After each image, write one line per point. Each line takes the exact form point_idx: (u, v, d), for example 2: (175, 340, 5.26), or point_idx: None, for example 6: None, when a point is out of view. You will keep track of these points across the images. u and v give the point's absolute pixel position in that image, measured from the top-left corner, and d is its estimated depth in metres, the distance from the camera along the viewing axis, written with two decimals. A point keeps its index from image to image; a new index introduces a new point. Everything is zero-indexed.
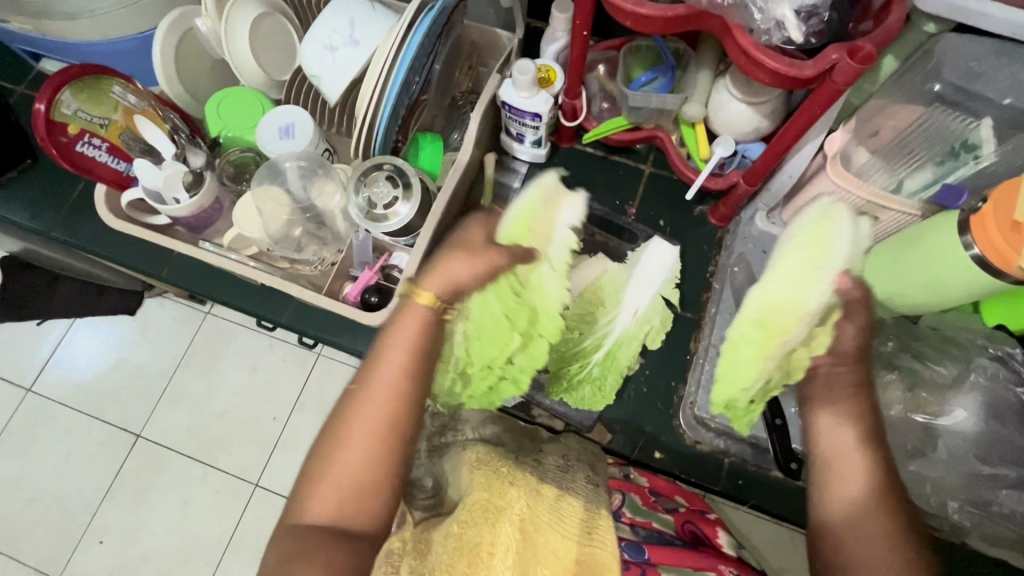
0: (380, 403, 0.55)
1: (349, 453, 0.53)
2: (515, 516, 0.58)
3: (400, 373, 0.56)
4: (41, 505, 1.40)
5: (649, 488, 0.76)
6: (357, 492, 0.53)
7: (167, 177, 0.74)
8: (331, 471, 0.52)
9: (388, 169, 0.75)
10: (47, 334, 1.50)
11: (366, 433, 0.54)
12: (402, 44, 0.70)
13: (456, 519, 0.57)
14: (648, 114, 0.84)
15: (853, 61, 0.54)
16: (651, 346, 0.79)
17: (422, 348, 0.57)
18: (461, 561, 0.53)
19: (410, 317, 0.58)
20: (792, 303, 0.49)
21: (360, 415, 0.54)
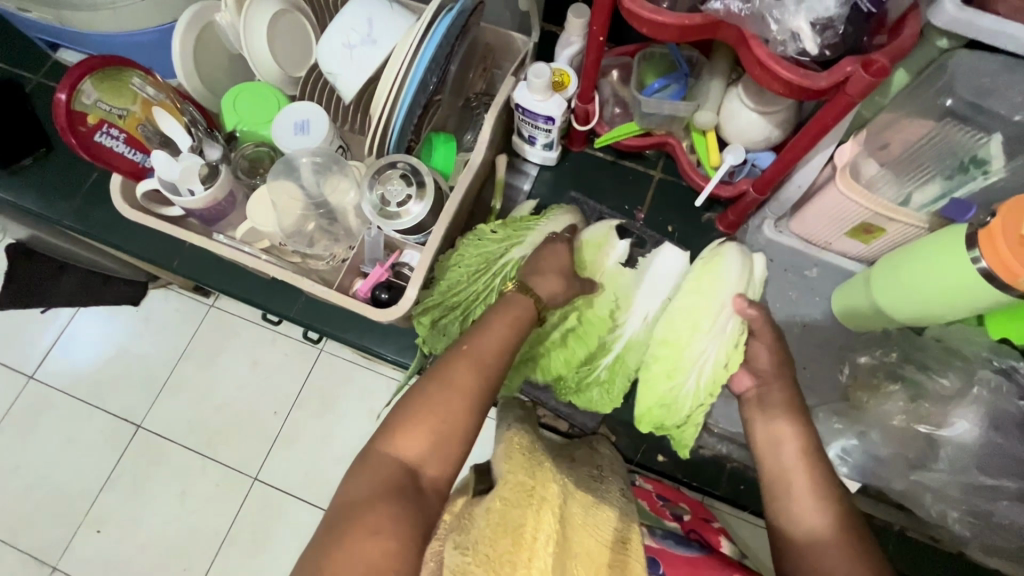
0: (475, 374, 0.62)
1: (440, 407, 0.59)
2: (556, 507, 0.58)
3: (495, 353, 0.63)
4: (40, 492, 1.40)
5: (656, 493, 0.79)
6: (439, 446, 0.58)
7: (182, 170, 0.75)
8: (422, 418, 0.59)
9: (402, 168, 0.75)
10: (52, 321, 1.50)
11: (459, 395, 0.60)
12: (420, 45, 0.71)
13: (499, 494, 0.57)
14: (659, 120, 0.84)
15: (867, 74, 0.55)
16: None
17: (515, 337, 0.65)
18: (506, 538, 0.53)
19: (512, 309, 0.66)
20: (686, 324, 0.70)
21: (455, 376, 0.61)
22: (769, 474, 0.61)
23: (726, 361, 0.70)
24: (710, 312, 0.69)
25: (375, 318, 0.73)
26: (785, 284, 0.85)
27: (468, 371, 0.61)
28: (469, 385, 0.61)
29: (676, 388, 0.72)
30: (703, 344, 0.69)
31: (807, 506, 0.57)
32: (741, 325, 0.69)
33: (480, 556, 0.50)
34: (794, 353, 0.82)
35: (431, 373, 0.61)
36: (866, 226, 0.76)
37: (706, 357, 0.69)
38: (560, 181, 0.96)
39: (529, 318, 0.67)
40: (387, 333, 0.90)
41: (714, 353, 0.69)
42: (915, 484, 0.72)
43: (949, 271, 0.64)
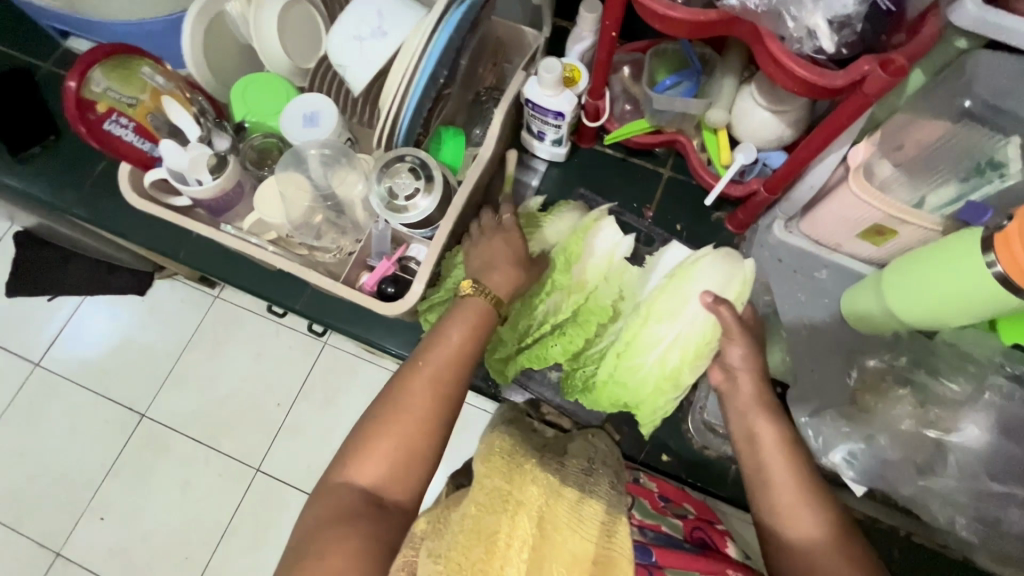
0: (429, 390, 0.62)
1: (395, 432, 0.60)
2: (533, 511, 0.58)
3: (447, 364, 0.64)
4: (44, 479, 1.41)
5: (659, 492, 0.76)
6: (396, 470, 0.59)
7: (192, 159, 0.74)
8: (377, 444, 0.59)
9: (411, 161, 0.75)
10: (58, 310, 1.51)
11: (414, 418, 0.61)
12: (431, 38, 0.70)
13: (474, 500, 0.57)
14: (670, 118, 0.84)
15: (884, 73, 0.54)
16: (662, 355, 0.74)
17: (470, 349, 0.66)
18: (478, 545, 0.53)
19: (460, 317, 0.67)
20: (659, 312, 0.74)
21: (410, 399, 0.61)
22: (753, 472, 0.59)
23: (689, 349, 0.73)
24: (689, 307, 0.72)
25: (381, 311, 0.73)
26: (793, 285, 0.85)
27: (424, 391, 0.62)
28: (423, 402, 0.61)
29: (647, 371, 0.75)
30: (662, 331, 0.73)
31: (794, 505, 0.55)
32: (712, 321, 0.72)
33: (451, 564, 0.51)
34: (802, 355, 0.81)
35: (386, 397, 0.62)
36: (879, 228, 0.75)
37: (667, 342, 0.73)
38: (568, 178, 0.95)
39: (488, 320, 0.68)
40: (392, 327, 0.89)
41: (680, 336, 0.73)
42: (924, 489, 0.71)
43: (962, 274, 0.63)
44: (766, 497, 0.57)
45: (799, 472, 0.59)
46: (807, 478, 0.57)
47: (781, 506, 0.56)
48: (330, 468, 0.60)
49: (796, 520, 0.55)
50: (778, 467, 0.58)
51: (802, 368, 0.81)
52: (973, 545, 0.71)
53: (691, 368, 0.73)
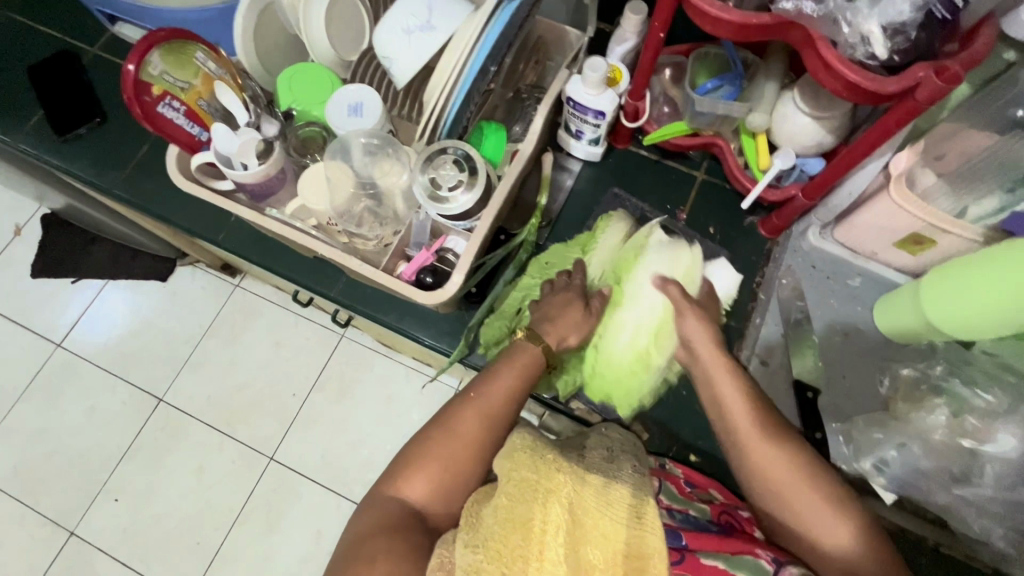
0: (480, 422, 0.65)
1: (442, 454, 0.63)
2: (564, 498, 0.57)
3: (499, 401, 0.66)
4: (61, 458, 1.43)
5: (685, 479, 0.75)
6: (440, 491, 0.62)
7: (242, 143, 0.77)
8: (424, 463, 0.63)
9: (454, 154, 0.76)
10: (83, 293, 1.53)
11: (464, 446, 0.64)
12: (480, 36, 0.71)
13: (503, 491, 0.57)
14: (710, 121, 0.84)
15: (939, 80, 0.54)
16: (642, 342, 0.76)
17: (523, 389, 0.68)
18: (515, 534, 0.54)
19: (514, 358, 0.70)
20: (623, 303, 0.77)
21: (460, 424, 0.65)
22: (776, 491, 0.59)
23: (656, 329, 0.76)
24: (644, 290, 0.76)
25: (421, 300, 0.74)
26: (827, 292, 0.85)
27: (472, 420, 0.65)
28: (473, 432, 0.64)
29: (618, 356, 0.77)
30: (624, 316, 0.77)
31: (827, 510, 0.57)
32: (667, 304, 0.75)
33: (491, 553, 0.53)
34: (833, 362, 0.82)
35: (436, 419, 0.66)
36: (918, 237, 0.75)
37: (631, 325, 0.77)
38: (602, 177, 0.96)
39: (537, 364, 0.70)
40: (424, 317, 0.90)
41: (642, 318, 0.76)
42: (957, 498, 0.71)
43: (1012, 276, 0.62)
44: (784, 508, 0.58)
45: (838, 481, 0.58)
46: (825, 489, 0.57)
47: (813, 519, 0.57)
48: (379, 479, 0.65)
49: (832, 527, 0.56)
50: (780, 473, 0.58)
51: (834, 374, 0.81)
52: (1006, 558, 0.70)
53: (658, 351, 0.76)
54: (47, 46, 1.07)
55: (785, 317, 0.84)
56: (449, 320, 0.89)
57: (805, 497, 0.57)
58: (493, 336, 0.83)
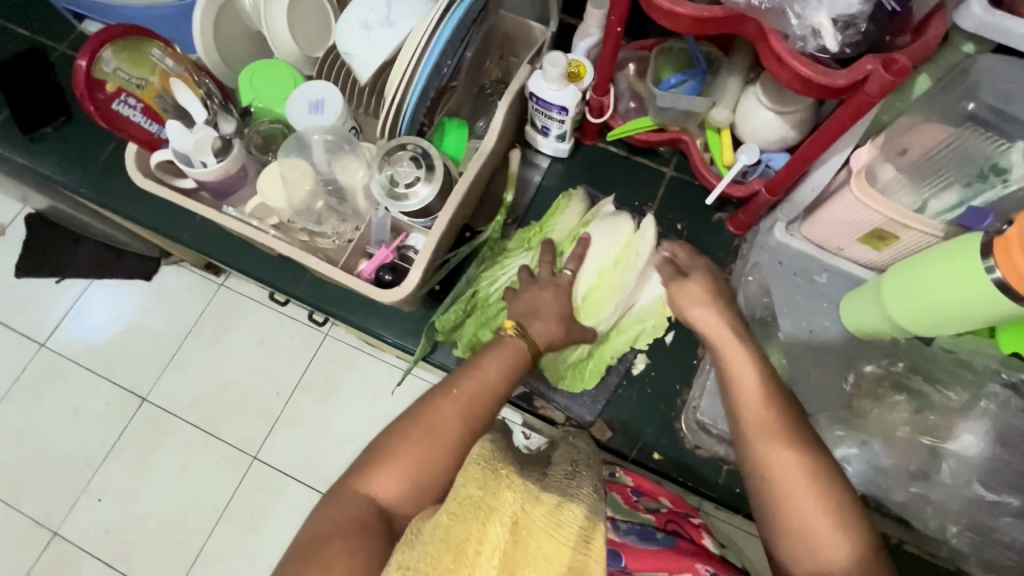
0: (457, 419, 0.63)
1: (418, 451, 0.61)
2: (507, 518, 0.53)
3: (478, 398, 0.65)
4: (44, 458, 1.43)
5: (633, 487, 0.75)
6: (411, 490, 0.60)
7: (197, 141, 0.75)
8: (398, 460, 0.61)
9: (412, 150, 0.75)
10: (64, 293, 1.53)
11: (438, 442, 0.62)
12: (435, 29, 0.70)
13: (446, 508, 0.53)
14: (674, 116, 0.83)
15: (887, 73, 0.54)
16: (606, 275, 0.81)
17: (503, 385, 0.67)
18: (446, 557, 0.50)
19: (497, 355, 0.68)
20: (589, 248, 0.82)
21: (438, 419, 0.62)
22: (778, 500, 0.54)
23: (590, 293, 0.81)
24: (603, 230, 0.82)
25: (378, 299, 0.73)
26: (793, 288, 0.84)
27: (450, 418, 0.63)
28: (449, 429, 0.62)
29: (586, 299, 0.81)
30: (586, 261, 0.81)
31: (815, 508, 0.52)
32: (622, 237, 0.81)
33: None
34: (799, 359, 0.81)
35: (413, 412, 0.64)
36: (880, 232, 0.74)
37: (593, 265, 0.81)
38: (572, 174, 0.95)
39: (521, 361, 0.69)
40: (388, 316, 0.89)
41: (601, 255, 0.81)
42: (915, 496, 0.70)
43: (962, 281, 0.62)
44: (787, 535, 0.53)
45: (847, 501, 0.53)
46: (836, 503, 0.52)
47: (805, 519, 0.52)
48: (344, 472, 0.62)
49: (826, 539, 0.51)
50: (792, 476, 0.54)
51: (799, 371, 0.81)
52: (962, 554, 0.69)
53: (619, 281, 0.80)
54: (15, 43, 1.06)
55: (750, 314, 0.84)
56: (413, 318, 0.89)
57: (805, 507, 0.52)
58: (449, 323, 0.82)
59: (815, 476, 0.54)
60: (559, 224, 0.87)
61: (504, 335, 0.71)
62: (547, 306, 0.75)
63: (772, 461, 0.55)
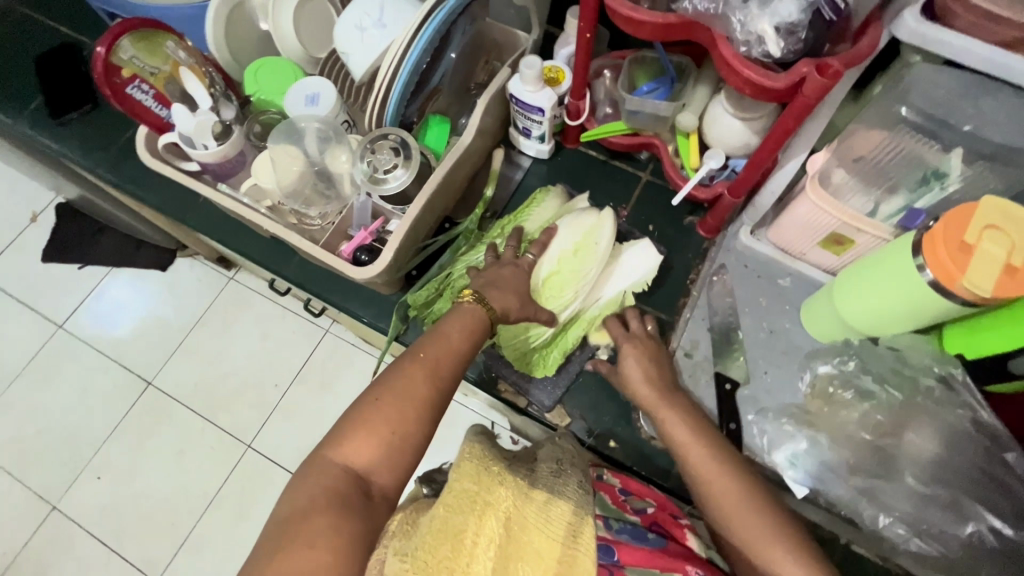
0: (427, 382, 0.65)
1: (391, 416, 0.62)
2: (501, 512, 0.57)
3: (443, 360, 0.68)
4: (51, 434, 1.49)
5: (620, 488, 0.76)
6: (386, 455, 0.60)
7: (198, 124, 0.82)
8: (371, 428, 0.61)
9: (394, 140, 0.81)
10: (84, 277, 1.62)
11: (409, 405, 0.63)
12: (417, 32, 0.76)
13: (442, 502, 0.56)
14: (645, 119, 0.88)
15: (822, 76, 0.58)
16: (569, 256, 0.83)
17: (468, 348, 0.70)
18: (446, 544, 0.52)
19: (459, 319, 0.71)
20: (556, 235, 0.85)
21: (409, 384, 0.64)
22: (714, 503, 0.62)
23: (550, 278, 0.83)
24: (568, 222, 0.85)
25: (353, 275, 0.79)
26: (755, 289, 0.87)
27: (420, 381, 0.65)
28: (419, 391, 0.64)
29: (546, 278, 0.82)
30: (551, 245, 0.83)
31: (746, 511, 0.60)
32: (585, 230, 0.84)
33: (419, 563, 0.50)
34: (756, 357, 0.83)
35: (381, 381, 0.64)
36: (838, 238, 0.77)
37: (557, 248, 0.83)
38: (553, 175, 1.00)
39: (484, 323, 0.73)
40: (369, 298, 0.94)
41: (566, 241, 0.83)
42: (855, 491, 0.71)
43: (915, 290, 0.65)
44: (733, 532, 0.61)
45: (774, 507, 0.61)
46: (761, 505, 0.61)
47: (736, 519, 0.61)
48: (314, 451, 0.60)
49: (758, 540, 0.59)
50: (725, 488, 0.62)
51: (757, 370, 0.83)
52: (895, 548, 0.70)
53: (581, 264, 0.83)
54: (54, 40, 1.17)
55: (713, 312, 0.87)
56: (391, 302, 0.94)
57: (738, 511, 0.61)
58: (422, 300, 0.87)
59: (748, 490, 0.62)
60: (533, 217, 0.91)
61: (464, 302, 0.73)
62: (507, 280, 0.77)
63: (719, 492, 0.62)
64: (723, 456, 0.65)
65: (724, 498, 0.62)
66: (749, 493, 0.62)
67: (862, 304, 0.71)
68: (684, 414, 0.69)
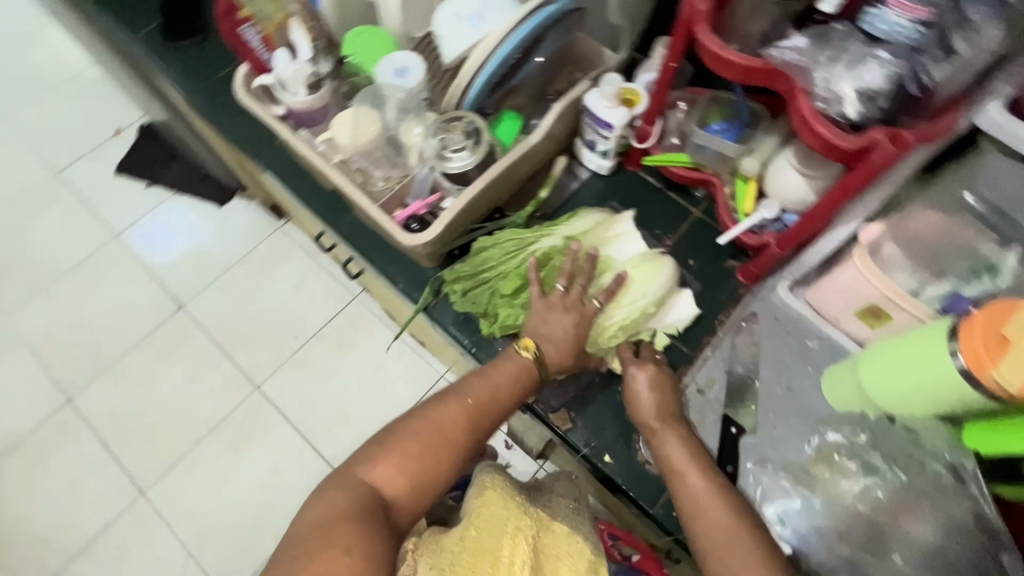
0: (465, 421, 0.71)
1: (425, 448, 0.67)
2: (529, 538, 0.62)
3: (484, 404, 0.73)
4: (81, 333, 1.57)
5: (608, 533, 0.85)
6: (413, 484, 0.66)
7: (293, 72, 0.89)
8: (405, 454, 0.66)
9: (467, 125, 0.87)
10: (147, 196, 1.71)
11: (445, 440, 0.68)
12: (512, 29, 0.80)
13: (472, 524, 0.61)
14: (711, 155, 0.93)
15: (892, 145, 0.59)
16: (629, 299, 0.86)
17: (510, 397, 0.75)
18: (482, 563, 0.58)
19: (507, 369, 0.77)
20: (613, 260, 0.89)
21: (449, 421, 0.69)
22: (704, 530, 0.63)
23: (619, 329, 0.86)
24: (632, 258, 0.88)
25: (407, 240, 0.84)
26: (781, 344, 0.86)
27: (459, 419, 0.70)
28: (456, 428, 0.70)
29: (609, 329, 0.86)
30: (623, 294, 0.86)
31: (737, 547, 0.61)
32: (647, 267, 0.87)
33: None
34: (768, 410, 0.83)
35: (423, 411, 0.70)
36: (875, 309, 0.79)
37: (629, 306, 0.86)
38: (607, 191, 1.02)
39: (531, 375, 0.78)
40: (407, 268, 0.99)
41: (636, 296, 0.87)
42: (840, 560, 0.70)
43: (939, 384, 0.65)
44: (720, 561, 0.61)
45: (762, 545, 0.61)
46: (753, 541, 0.61)
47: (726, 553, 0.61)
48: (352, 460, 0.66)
49: None
50: (719, 520, 0.63)
51: (765, 422, 0.83)
52: None
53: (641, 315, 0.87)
54: None
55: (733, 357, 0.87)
56: (428, 276, 0.99)
57: (729, 541, 0.61)
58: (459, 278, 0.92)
59: (743, 526, 0.62)
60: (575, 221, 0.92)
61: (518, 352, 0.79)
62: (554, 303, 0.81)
63: (709, 522, 0.63)
64: (720, 494, 0.65)
65: (717, 529, 0.62)
66: (744, 527, 0.62)
67: (883, 386, 0.70)
68: (687, 443, 0.71)
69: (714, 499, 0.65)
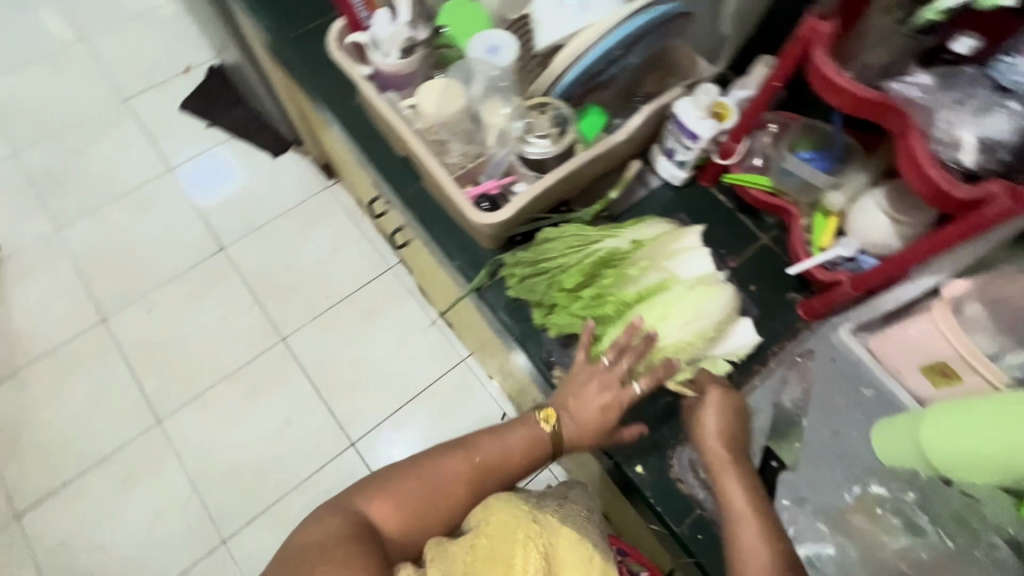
0: (468, 480, 0.72)
1: (417, 491, 0.70)
2: (539, 547, 0.60)
3: (490, 464, 0.73)
4: (123, 257, 1.61)
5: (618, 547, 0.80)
6: (411, 523, 0.70)
7: (391, 35, 0.90)
8: (396, 492, 0.70)
9: (555, 113, 0.87)
10: (207, 135, 1.74)
11: (444, 495, 0.70)
12: (614, 27, 0.80)
13: (484, 533, 0.62)
14: (795, 184, 0.88)
15: (1010, 201, 0.56)
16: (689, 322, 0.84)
17: (522, 461, 0.75)
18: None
19: (522, 433, 0.76)
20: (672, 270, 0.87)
21: (451, 477, 0.71)
22: (743, 561, 0.65)
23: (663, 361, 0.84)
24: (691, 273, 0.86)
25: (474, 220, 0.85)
26: (835, 387, 0.82)
27: (462, 478, 0.71)
28: (459, 486, 0.71)
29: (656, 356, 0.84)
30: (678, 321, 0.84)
31: None
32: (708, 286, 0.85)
33: None
34: (812, 450, 0.81)
35: (426, 458, 0.72)
36: (946, 369, 0.74)
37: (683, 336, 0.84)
38: (676, 203, 1.00)
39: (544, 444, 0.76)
40: (463, 246, 0.98)
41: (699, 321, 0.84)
42: None
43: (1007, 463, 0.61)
44: None
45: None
46: None
47: None
48: (365, 483, 0.71)
49: None
50: (759, 554, 0.65)
51: (807, 461, 0.80)
52: None
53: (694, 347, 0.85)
54: None
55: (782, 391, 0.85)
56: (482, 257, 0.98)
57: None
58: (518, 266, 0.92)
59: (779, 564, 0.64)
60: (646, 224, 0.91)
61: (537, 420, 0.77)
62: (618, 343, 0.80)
63: (751, 553, 0.65)
64: (772, 530, 0.67)
65: (755, 560, 0.65)
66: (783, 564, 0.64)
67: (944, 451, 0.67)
68: (743, 473, 0.72)
69: (760, 531, 0.67)
